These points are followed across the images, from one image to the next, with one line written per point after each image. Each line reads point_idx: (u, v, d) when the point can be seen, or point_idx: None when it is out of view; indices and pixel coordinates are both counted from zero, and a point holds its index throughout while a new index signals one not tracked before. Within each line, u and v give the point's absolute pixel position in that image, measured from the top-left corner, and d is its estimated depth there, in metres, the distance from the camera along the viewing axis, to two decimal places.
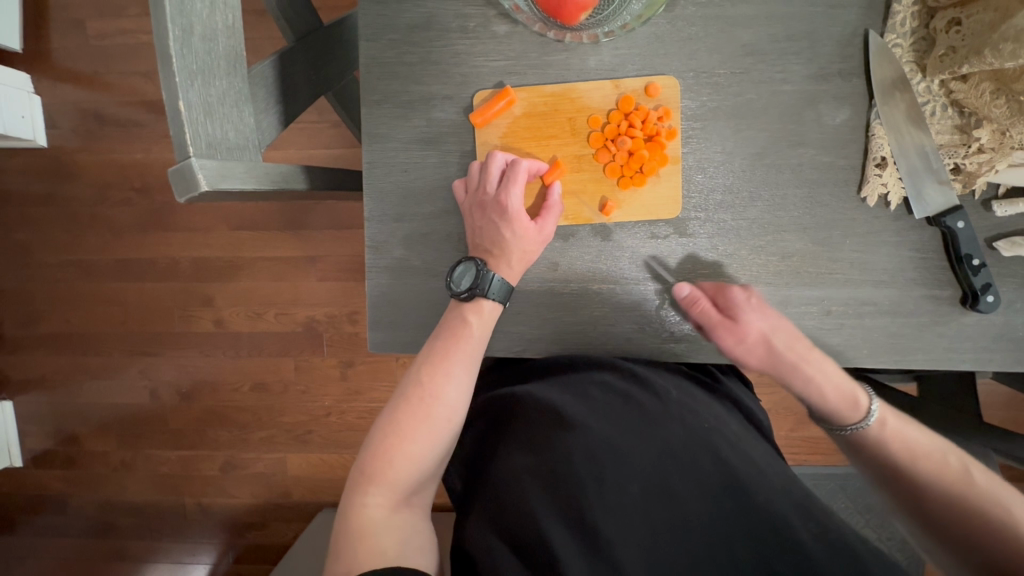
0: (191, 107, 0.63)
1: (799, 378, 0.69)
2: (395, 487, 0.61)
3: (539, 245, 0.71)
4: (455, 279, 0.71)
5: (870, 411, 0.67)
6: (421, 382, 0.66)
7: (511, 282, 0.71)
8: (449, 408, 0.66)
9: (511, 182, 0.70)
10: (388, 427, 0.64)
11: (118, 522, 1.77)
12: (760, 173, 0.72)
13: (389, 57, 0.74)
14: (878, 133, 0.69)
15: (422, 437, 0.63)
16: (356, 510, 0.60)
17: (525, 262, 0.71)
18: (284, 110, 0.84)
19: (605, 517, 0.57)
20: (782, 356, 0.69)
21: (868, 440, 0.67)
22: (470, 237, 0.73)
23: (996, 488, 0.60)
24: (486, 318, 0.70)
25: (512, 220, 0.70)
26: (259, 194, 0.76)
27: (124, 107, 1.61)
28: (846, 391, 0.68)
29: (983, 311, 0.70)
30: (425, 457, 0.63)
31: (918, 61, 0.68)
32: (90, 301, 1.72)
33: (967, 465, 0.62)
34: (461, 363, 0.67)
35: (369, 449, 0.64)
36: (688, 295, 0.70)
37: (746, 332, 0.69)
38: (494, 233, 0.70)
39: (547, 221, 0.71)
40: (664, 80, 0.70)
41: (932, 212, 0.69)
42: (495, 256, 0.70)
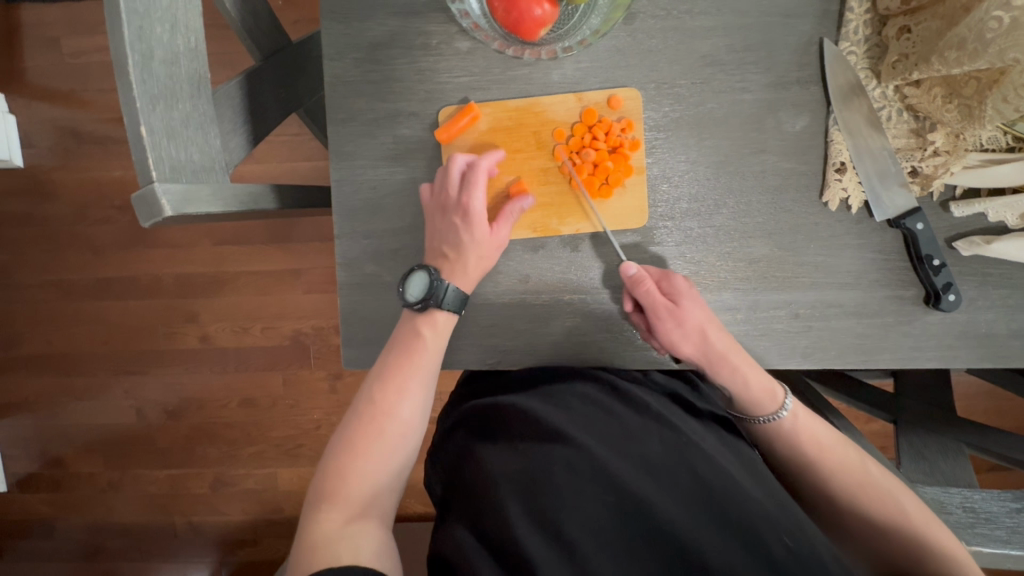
0: (153, 131, 0.63)
1: (727, 366, 0.70)
2: (351, 502, 0.61)
3: (494, 252, 0.71)
4: (409, 290, 0.71)
5: (785, 406, 0.70)
6: (373, 399, 0.67)
7: (466, 290, 0.71)
8: (403, 422, 0.66)
9: (472, 187, 0.69)
10: (342, 446, 0.64)
11: (107, 544, 1.74)
12: (724, 180, 0.73)
13: (354, 76, 0.74)
14: (836, 139, 0.70)
15: (376, 453, 0.64)
16: (310, 526, 0.59)
17: (482, 269, 0.71)
18: (252, 130, 0.84)
19: (580, 528, 0.56)
20: (714, 346, 0.69)
21: (784, 435, 0.70)
22: (428, 241, 0.73)
23: (890, 485, 0.66)
24: (441, 330, 0.70)
25: (471, 224, 0.69)
26: (228, 215, 0.76)
27: (101, 124, 1.60)
28: (771, 383, 0.70)
29: (945, 310, 0.71)
30: (378, 470, 0.63)
31: (873, 67, 0.70)
32: (73, 321, 1.70)
33: (864, 460, 0.68)
34: (414, 378, 0.68)
35: (324, 469, 0.64)
36: (635, 274, 0.70)
37: (685, 318, 0.69)
38: (451, 238, 0.70)
39: (503, 230, 0.71)
40: (626, 92, 0.71)
41: (892, 214, 0.70)
42: (451, 262, 0.71)
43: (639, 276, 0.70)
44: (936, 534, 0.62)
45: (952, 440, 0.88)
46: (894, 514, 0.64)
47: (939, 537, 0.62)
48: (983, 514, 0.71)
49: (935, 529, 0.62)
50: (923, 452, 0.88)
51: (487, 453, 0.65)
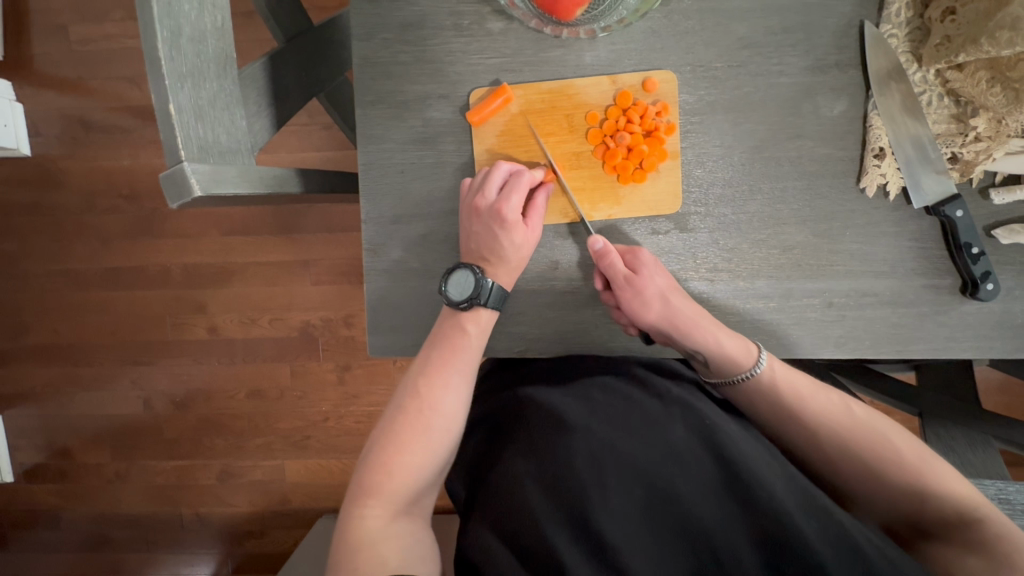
0: (182, 110, 0.61)
1: (693, 329, 0.69)
2: (395, 497, 0.60)
3: (532, 249, 0.71)
4: (455, 289, 0.69)
5: (758, 362, 0.68)
6: (419, 393, 0.66)
7: (506, 288, 0.71)
8: (449, 419, 0.65)
9: (512, 190, 0.68)
10: (386, 440, 0.63)
11: (114, 534, 1.74)
12: (759, 166, 0.71)
13: (383, 57, 0.73)
14: (875, 124, 0.69)
15: (422, 448, 0.63)
16: (354, 522, 0.59)
17: (520, 266, 0.71)
18: (276, 113, 0.82)
19: (607, 523, 0.56)
20: (676, 310, 0.69)
21: (760, 389, 0.68)
22: (464, 241, 0.72)
23: (879, 426, 0.64)
24: (485, 326, 0.70)
25: (509, 228, 0.69)
26: (252, 198, 0.75)
27: (109, 112, 1.58)
28: (738, 338, 0.69)
29: (983, 300, 0.70)
30: (424, 468, 0.62)
31: (914, 51, 0.68)
32: (80, 311, 1.69)
33: (848, 402, 0.66)
34: (460, 374, 0.67)
35: (368, 463, 0.63)
36: (601, 248, 0.70)
37: (643, 285, 0.68)
38: (491, 240, 0.69)
39: (537, 223, 0.71)
40: (662, 75, 0.70)
41: (932, 201, 0.69)
42: (490, 262, 0.70)
43: (606, 250, 0.70)
44: (932, 471, 0.60)
45: (978, 433, 0.87)
46: (889, 456, 0.62)
47: (935, 473, 0.60)
48: (1019, 507, 0.71)
49: (931, 467, 0.60)
50: (953, 445, 0.87)
51: (510, 448, 0.65)
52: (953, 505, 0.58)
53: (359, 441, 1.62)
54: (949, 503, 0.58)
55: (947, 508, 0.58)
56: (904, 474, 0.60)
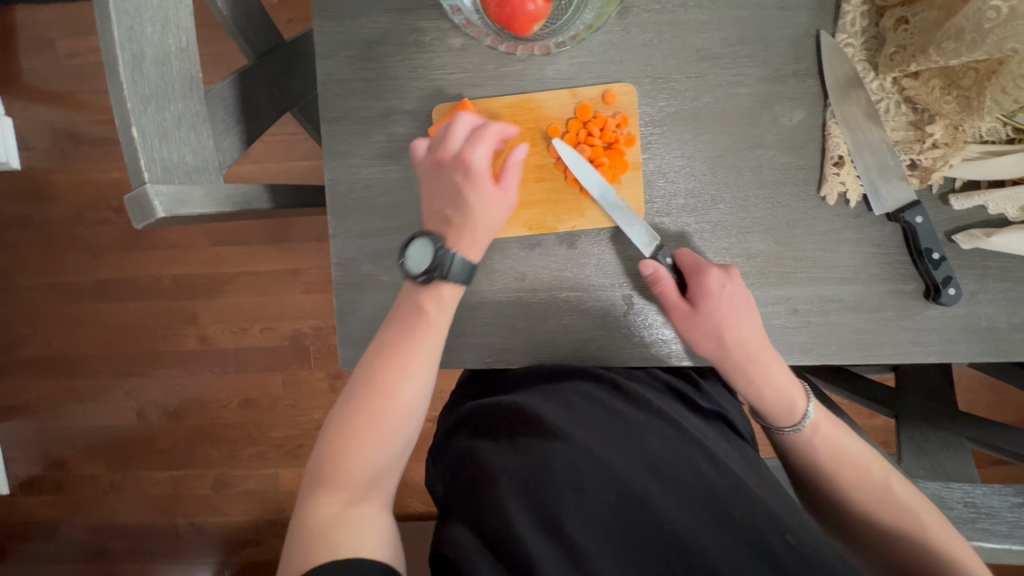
0: (144, 132, 0.62)
1: (743, 373, 0.70)
2: (352, 483, 0.59)
3: (502, 214, 0.68)
4: (412, 259, 0.67)
5: (807, 416, 0.70)
6: (375, 376, 0.64)
7: (472, 258, 0.68)
8: (408, 404, 0.63)
9: (478, 139, 0.66)
10: (342, 425, 0.62)
11: (110, 545, 1.75)
12: (721, 175, 0.72)
13: (347, 74, 0.74)
14: (834, 132, 0.70)
15: (378, 432, 0.61)
16: (308, 511, 0.57)
17: (489, 231, 0.69)
18: (246, 130, 0.83)
19: (579, 524, 0.56)
20: (729, 352, 0.69)
21: (798, 441, 0.71)
22: (428, 203, 0.70)
23: (912, 503, 0.64)
24: (445, 303, 0.67)
25: (475, 184, 0.66)
26: (222, 216, 0.76)
27: (98, 126, 1.60)
28: (790, 391, 0.70)
29: (946, 304, 0.71)
30: (381, 451, 0.61)
31: (870, 59, 0.69)
32: (72, 323, 1.70)
33: (889, 477, 0.66)
34: (420, 357, 0.65)
35: (323, 449, 0.61)
36: (652, 273, 0.70)
37: (699, 322, 0.69)
38: (456, 199, 0.67)
39: (512, 187, 0.68)
40: (621, 87, 0.70)
41: (891, 208, 0.70)
42: (454, 228, 0.68)
43: (658, 275, 0.70)
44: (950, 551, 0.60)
45: (953, 435, 0.88)
46: (908, 529, 0.62)
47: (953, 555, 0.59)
48: (984, 510, 0.70)
49: (933, 529, 0.61)
50: (925, 446, 0.87)
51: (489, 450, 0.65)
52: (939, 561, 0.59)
53: None
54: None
55: None
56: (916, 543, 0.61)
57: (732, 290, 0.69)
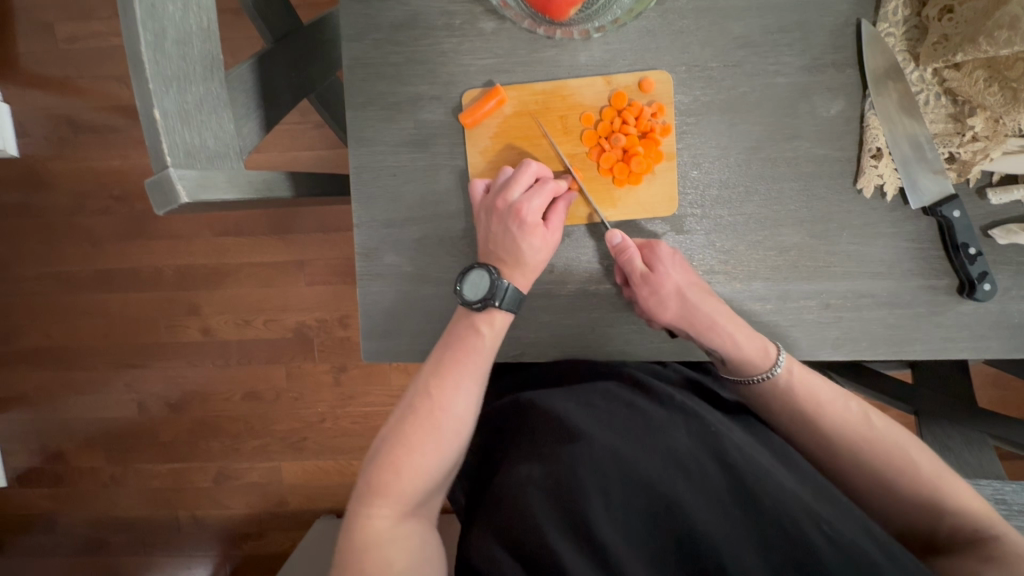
0: (167, 113, 0.60)
1: (711, 328, 0.68)
2: (404, 498, 0.59)
3: (551, 250, 0.69)
4: (469, 288, 0.68)
5: (778, 363, 0.67)
6: (431, 394, 0.63)
7: (523, 290, 0.69)
8: (461, 421, 0.63)
9: (535, 192, 0.67)
10: (395, 440, 0.61)
11: (110, 538, 1.72)
12: (755, 166, 0.71)
13: (373, 58, 0.72)
14: (872, 124, 0.68)
15: (432, 449, 0.61)
16: (361, 522, 0.57)
17: (539, 269, 0.70)
18: (265, 115, 0.81)
19: (612, 530, 0.54)
20: (693, 307, 0.68)
21: (778, 390, 0.68)
22: (483, 241, 0.70)
23: (897, 437, 0.64)
24: (498, 329, 0.68)
25: (527, 228, 0.67)
26: (242, 203, 0.74)
27: (99, 113, 1.56)
28: (750, 335, 0.69)
29: (980, 300, 0.70)
30: (434, 469, 0.61)
31: (911, 50, 0.67)
32: (71, 313, 1.67)
33: (867, 411, 0.66)
34: (472, 376, 0.65)
35: (375, 462, 0.61)
36: (620, 243, 0.69)
37: (660, 283, 0.68)
38: (511, 241, 0.68)
39: (558, 227, 0.69)
40: (657, 75, 0.69)
41: (928, 202, 0.69)
42: (509, 265, 0.68)
43: (626, 245, 0.69)
44: (948, 486, 0.61)
45: (975, 431, 0.87)
46: (907, 467, 0.62)
47: (951, 488, 0.61)
48: (1015, 506, 0.70)
49: (947, 481, 0.61)
50: (947, 443, 0.87)
51: (514, 458, 0.64)
52: (968, 518, 0.59)
53: (356, 442, 1.61)
54: (965, 520, 0.59)
55: (962, 525, 0.59)
56: (920, 486, 0.61)
57: (680, 253, 0.71)
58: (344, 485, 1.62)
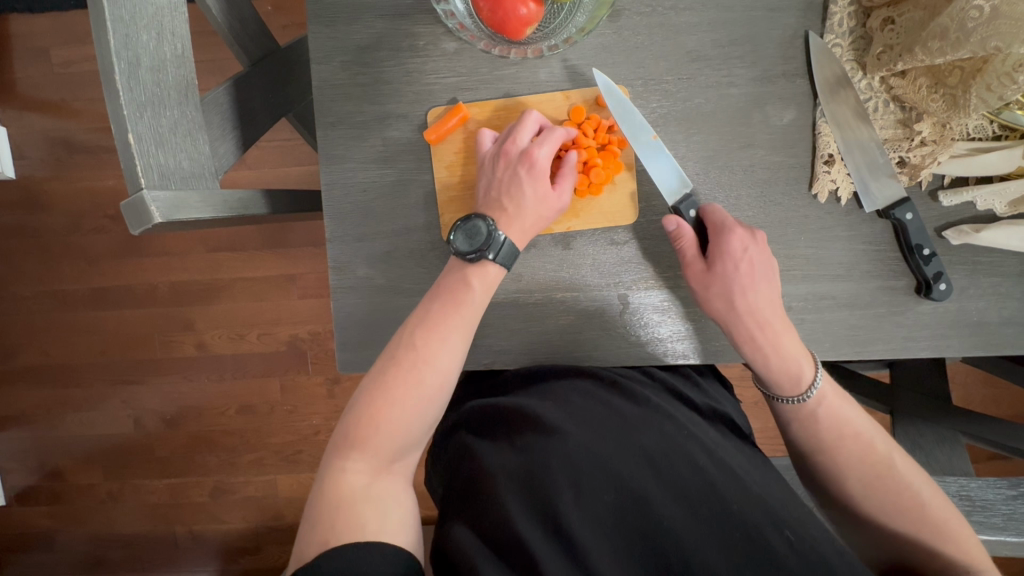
0: (141, 138, 0.62)
1: (751, 344, 0.69)
2: (381, 451, 0.61)
3: (551, 212, 0.70)
4: (467, 235, 0.68)
5: (814, 385, 0.68)
6: (414, 347, 0.65)
7: (518, 247, 0.70)
8: (441, 374, 0.65)
9: (544, 140, 0.69)
10: (376, 392, 0.63)
11: (108, 555, 1.73)
12: (713, 175, 0.73)
13: (342, 79, 0.74)
14: (823, 131, 0.71)
15: (411, 401, 0.63)
16: (338, 476, 0.58)
17: (538, 226, 0.70)
18: (243, 136, 0.84)
19: (580, 523, 0.56)
20: (739, 315, 0.69)
21: (800, 414, 0.69)
22: (484, 189, 0.72)
23: (914, 477, 0.64)
24: (490, 284, 0.69)
25: (531, 176, 0.69)
26: (219, 222, 0.76)
27: (94, 135, 1.60)
28: (799, 358, 0.69)
29: (937, 300, 0.72)
30: (412, 420, 0.63)
31: (858, 59, 0.70)
32: (69, 331, 1.70)
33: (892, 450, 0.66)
34: (456, 331, 0.67)
35: (356, 414, 0.63)
36: (674, 230, 0.70)
37: (712, 283, 0.70)
38: (513, 189, 0.69)
39: (562, 181, 0.70)
40: (614, 89, 0.71)
41: (882, 205, 0.71)
42: (507, 215, 0.69)
43: (680, 231, 0.70)
44: (952, 527, 0.62)
45: (948, 430, 0.88)
46: (915, 504, 0.63)
47: (953, 529, 0.62)
48: (980, 502, 0.71)
49: (951, 523, 0.62)
50: (919, 441, 0.89)
51: (486, 451, 0.65)
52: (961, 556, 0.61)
53: None
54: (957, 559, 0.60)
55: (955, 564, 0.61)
56: (922, 523, 0.62)
57: (754, 253, 0.69)
58: None
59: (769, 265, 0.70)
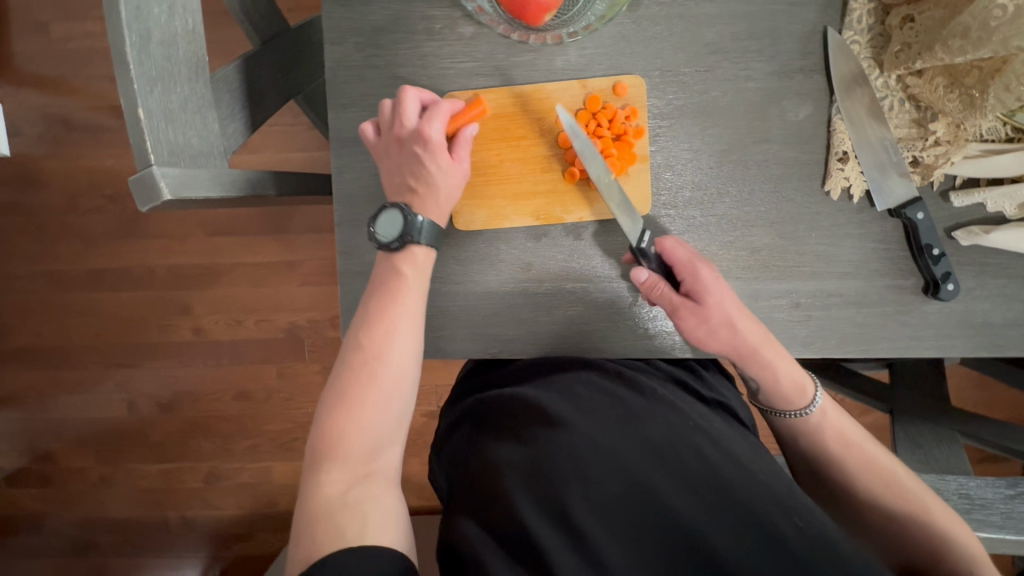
0: (151, 114, 0.61)
1: (757, 363, 0.69)
2: (353, 459, 0.59)
3: (462, 181, 0.70)
4: (381, 230, 0.67)
5: (814, 401, 0.71)
6: (362, 345, 0.64)
7: (440, 223, 0.69)
8: (395, 366, 0.64)
9: (433, 116, 0.67)
10: (335, 399, 0.62)
11: (99, 538, 1.72)
12: (727, 169, 0.73)
13: (355, 61, 0.73)
14: (838, 128, 0.71)
15: (371, 399, 0.61)
16: (315, 489, 0.57)
17: (451, 200, 0.70)
18: (251, 116, 0.82)
19: (587, 515, 0.56)
20: (745, 338, 0.67)
21: (806, 428, 0.72)
22: (389, 182, 0.70)
23: (917, 487, 0.66)
24: (422, 266, 0.68)
25: (430, 154, 0.67)
26: (226, 202, 0.75)
27: (93, 114, 1.57)
28: (800, 378, 0.71)
29: (945, 300, 0.72)
30: (377, 422, 0.61)
31: (876, 57, 0.70)
32: (63, 313, 1.68)
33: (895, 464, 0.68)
34: (401, 321, 0.65)
35: (320, 426, 0.61)
36: (647, 279, 0.68)
37: (708, 315, 0.67)
38: (414, 172, 0.68)
39: (462, 155, 0.69)
40: (631, 79, 0.71)
41: (893, 203, 0.71)
42: (419, 197, 0.68)
43: (652, 281, 0.68)
44: (958, 533, 0.63)
45: (947, 429, 0.90)
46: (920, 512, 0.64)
47: (959, 535, 0.63)
48: (979, 501, 0.72)
49: (957, 529, 0.63)
50: (919, 440, 0.89)
51: (493, 444, 0.65)
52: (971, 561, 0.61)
53: None
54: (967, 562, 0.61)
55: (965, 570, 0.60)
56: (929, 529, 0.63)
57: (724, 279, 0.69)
58: None
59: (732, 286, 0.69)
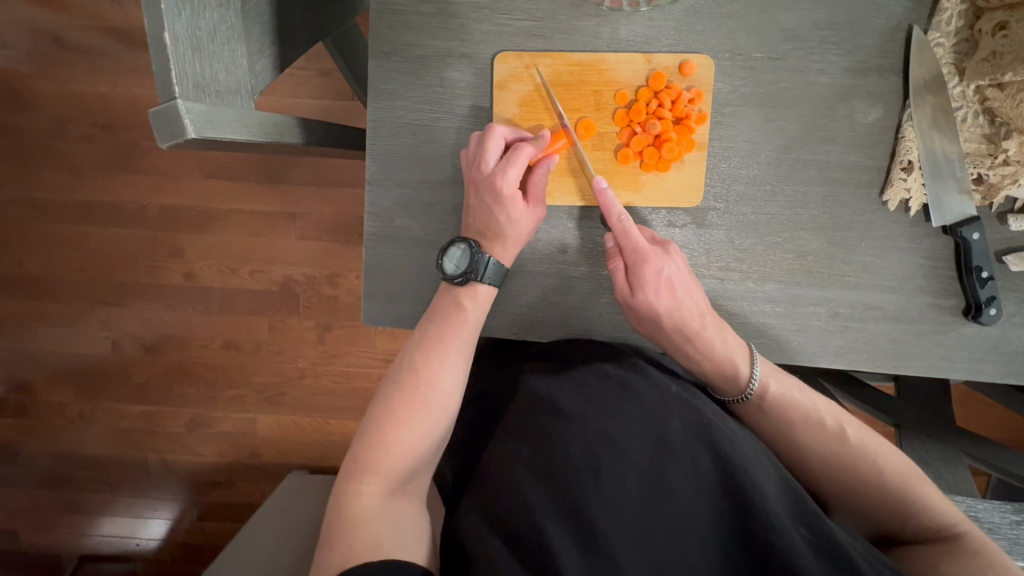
0: (179, 40, 0.55)
1: (684, 353, 0.69)
2: (391, 474, 0.59)
3: (533, 228, 0.68)
4: (447, 263, 0.67)
5: (752, 380, 0.67)
6: (415, 368, 0.64)
7: (506, 264, 0.68)
8: (445, 395, 0.64)
9: (509, 162, 0.64)
10: (382, 415, 0.62)
11: (74, 474, 1.70)
12: (785, 167, 0.69)
13: (403, 6, 0.68)
14: (907, 136, 0.67)
15: (418, 423, 0.62)
16: (350, 499, 0.58)
17: (519, 244, 0.68)
18: (279, 54, 0.76)
19: (602, 513, 0.54)
20: (668, 333, 0.67)
21: (750, 407, 0.69)
22: (463, 216, 0.69)
23: (866, 446, 0.63)
24: (482, 303, 0.68)
25: (505, 202, 0.65)
26: (249, 146, 0.69)
27: (86, 33, 1.45)
28: (734, 358, 0.67)
29: (984, 323, 0.70)
30: (421, 445, 0.62)
31: (957, 64, 0.66)
32: (44, 243, 1.59)
33: (841, 424, 0.64)
34: (456, 350, 0.66)
35: (363, 438, 0.62)
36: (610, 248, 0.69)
37: (636, 306, 0.67)
38: (487, 216, 0.66)
39: (537, 199, 0.67)
40: (700, 59, 0.66)
41: (950, 221, 0.68)
42: (488, 239, 0.67)
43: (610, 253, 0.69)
44: (916, 487, 0.61)
45: (952, 449, 0.88)
46: (873, 474, 0.62)
47: (918, 489, 0.61)
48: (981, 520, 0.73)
49: (916, 484, 0.61)
50: (925, 458, 0.87)
51: (500, 434, 0.63)
52: (937, 520, 0.59)
53: (334, 401, 1.59)
54: (931, 521, 0.59)
55: (927, 525, 0.60)
56: (886, 488, 0.61)
57: (672, 273, 0.66)
58: (318, 442, 1.61)
59: (684, 279, 0.67)
